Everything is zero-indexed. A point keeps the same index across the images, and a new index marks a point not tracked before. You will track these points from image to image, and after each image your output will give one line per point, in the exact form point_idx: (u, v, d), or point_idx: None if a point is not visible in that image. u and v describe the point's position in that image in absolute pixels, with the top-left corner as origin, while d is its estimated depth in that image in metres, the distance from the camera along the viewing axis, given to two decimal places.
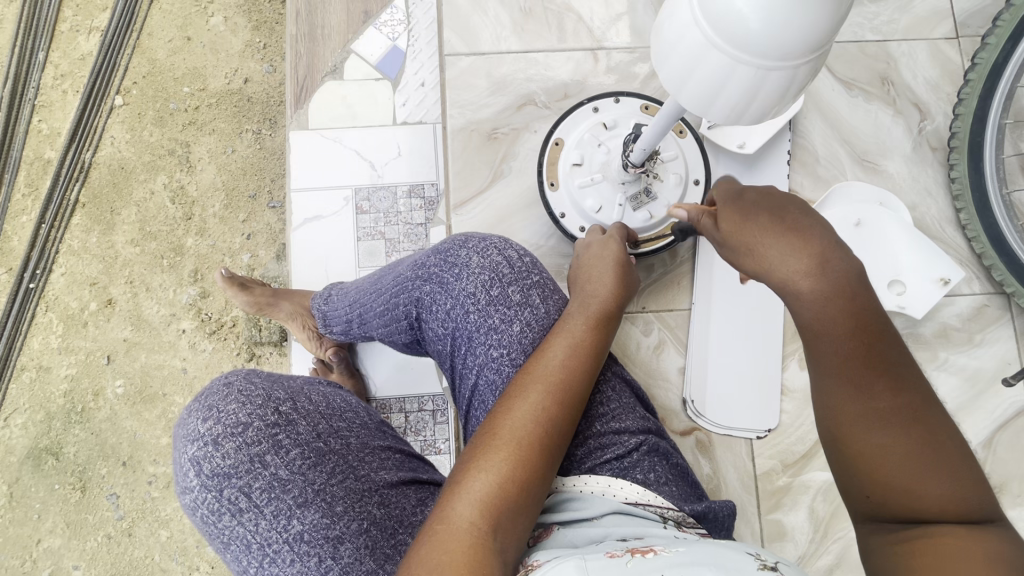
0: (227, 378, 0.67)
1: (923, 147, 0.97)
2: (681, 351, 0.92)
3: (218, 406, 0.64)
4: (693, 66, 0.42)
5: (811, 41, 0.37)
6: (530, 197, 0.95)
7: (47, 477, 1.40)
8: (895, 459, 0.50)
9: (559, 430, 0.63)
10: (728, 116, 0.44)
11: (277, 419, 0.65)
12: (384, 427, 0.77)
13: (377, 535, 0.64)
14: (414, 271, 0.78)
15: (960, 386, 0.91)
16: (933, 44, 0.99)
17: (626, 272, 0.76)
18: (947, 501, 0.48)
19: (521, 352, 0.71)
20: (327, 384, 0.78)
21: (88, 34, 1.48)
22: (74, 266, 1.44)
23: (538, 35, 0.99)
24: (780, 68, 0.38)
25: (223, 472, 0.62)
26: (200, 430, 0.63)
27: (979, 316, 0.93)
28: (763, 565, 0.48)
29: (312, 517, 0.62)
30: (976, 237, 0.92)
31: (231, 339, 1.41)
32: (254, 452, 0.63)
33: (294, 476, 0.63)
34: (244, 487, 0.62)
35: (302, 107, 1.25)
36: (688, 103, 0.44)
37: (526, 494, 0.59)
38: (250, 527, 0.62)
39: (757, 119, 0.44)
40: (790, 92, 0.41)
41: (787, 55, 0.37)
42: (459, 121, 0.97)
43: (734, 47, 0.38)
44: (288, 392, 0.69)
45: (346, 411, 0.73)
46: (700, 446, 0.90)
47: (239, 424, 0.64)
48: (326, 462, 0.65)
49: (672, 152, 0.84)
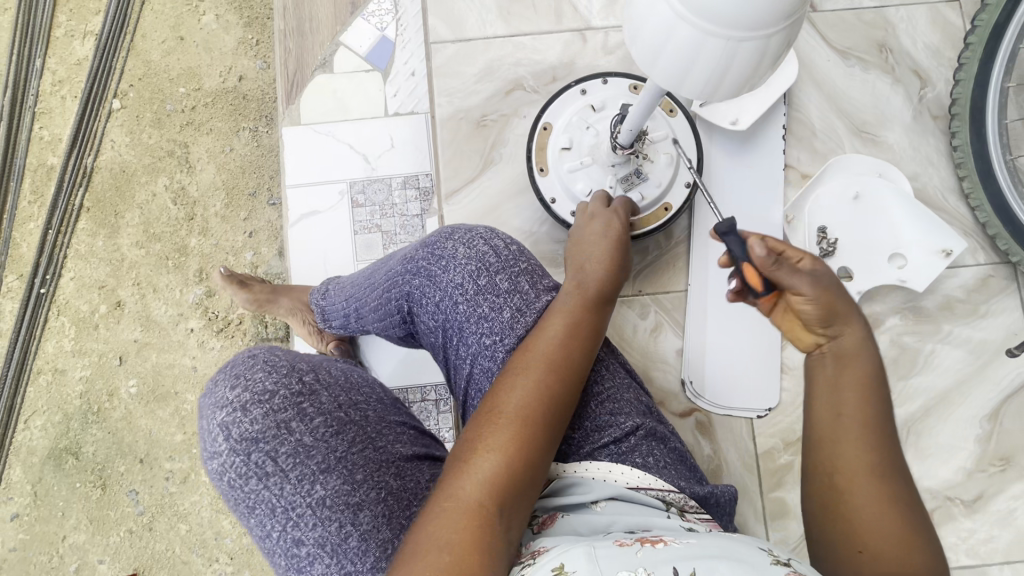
0: (252, 351, 0.68)
1: (924, 115, 0.94)
2: (679, 333, 0.92)
3: (245, 374, 0.65)
4: (663, 43, 0.41)
5: (781, 9, 0.36)
6: (522, 183, 0.95)
7: (68, 476, 1.44)
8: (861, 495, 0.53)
9: (560, 405, 0.62)
10: (701, 92, 0.43)
11: (302, 388, 0.66)
12: (398, 403, 0.78)
13: (395, 505, 0.64)
14: (404, 264, 0.78)
15: (965, 359, 0.90)
16: (933, 8, 0.96)
17: (622, 249, 0.75)
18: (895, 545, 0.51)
19: (514, 338, 0.71)
20: (342, 360, 0.78)
21: (83, 38, 1.49)
22: (82, 270, 1.46)
23: (525, 18, 0.97)
24: (751, 39, 0.37)
25: (250, 436, 0.62)
26: (228, 398, 0.63)
27: (984, 287, 0.91)
28: (775, 559, 0.48)
29: (334, 483, 0.62)
30: (979, 206, 0.90)
31: (238, 336, 1.43)
32: (280, 418, 0.63)
33: (317, 442, 0.63)
34: (271, 451, 0.62)
35: (293, 103, 1.24)
36: (660, 79, 0.43)
37: (530, 468, 0.58)
38: (276, 491, 0.62)
39: (732, 94, 0.43)
40: (762, 65, 0.40)
41: (757, 24, 0.37)
42: (447, 109, 0.96)
43: (703, 19, 0.37)
44: (310, 364, 0.69)
45: (364, 386, 0.74)
46: (699, 427, 0.90)
47: (265, 391, 0.64)
48: (348, 430, 0.66)
49: (661, 131, 0.83)
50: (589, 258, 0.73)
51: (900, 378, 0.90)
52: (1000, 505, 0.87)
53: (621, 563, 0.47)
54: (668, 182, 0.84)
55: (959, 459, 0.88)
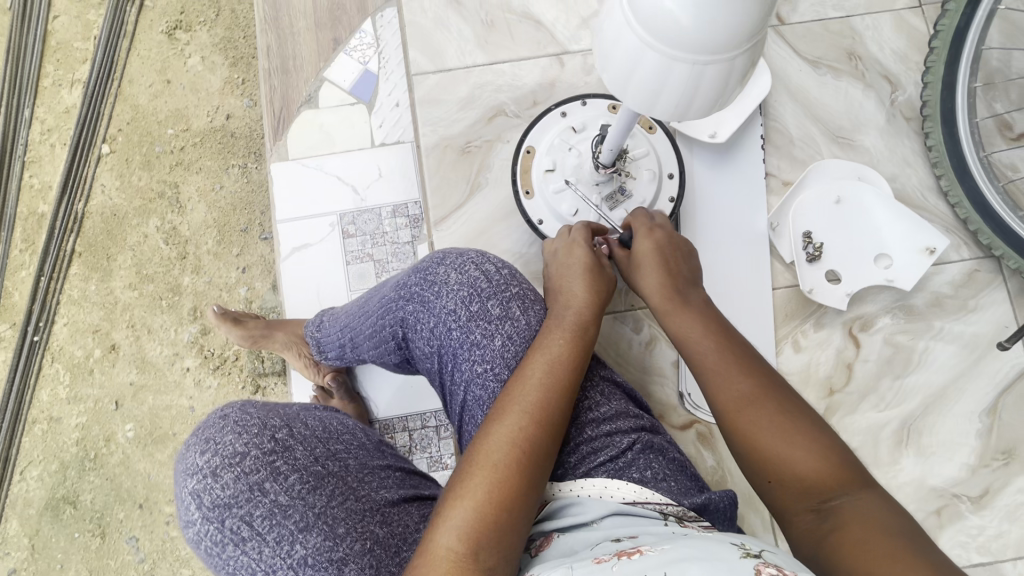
0: (223, 410, 0.67)
1: (897, 118, 0.97)
2: (674, 344, 0.92)
3: (215, 438, 0.64)
4: (632, 68, 0.42)
5: (741, 32, 0.37)
6: (509, 206, 0.96)
7: (66, 527, 1.41)
8: (760, 430, 0.59)
9: (540, 449, 0.62)
10: (673, 113, 0.44)
11: (274, 446, 0.65)
12: (383, 446, 0.76)
13: (382, 554, 0.63)
14: (397, 291, 0.78)
15: (959, 354, 0.90)
16: (897, 15, 0.99)
17: (598, 277, 0.75)
18: (806, 465, 0.57)
19: (504, 366, 0.71)
20: (323, 409, 0.75)
21: (71, 86, 1.51)
22: (75, 315, 1.46)
23: (502, 46, 1.00)
24: (716, 62, 0.39)
25: (223, 502, 0.62)
26: (198, 463, 0.63)
27: (970, 282, 0.92)
28: (746, 553, 0.49)
29: (315, 541, 0.61)
30: (959, 203, 0.92)
31: (235, 373, 1.42)
32: (253, 480, 0.62)
33: (294, 500, 0.62)
34: (246, 516, 0.62)
35: (280, 139, 1.26)
36: (632, 101, 0.45)
37: (508, 515, 0.57)
38: (254, 556, 0.61)
39: (703, 115, 0.44)
40: (729, 86, 0.42)
41: (719, 48, 0.38)
42: (432, 138, 0.97)
43: (668, 45, 0.39)
44: (284, 419, 0.68)
45: (344, 433, 0.72)
46: (701, 438, 0.90)
47: (236, 454, 0.63)
48: (326, 484, 0.64)
49: (643, 149, 0.85)
50: (570, 290, 0.74)
51: (897, 376, 0.90)
52: (1007, 499, 0.87)
53: None
54: (652, 198, 0.85)
55: (962, 456, 0.88)
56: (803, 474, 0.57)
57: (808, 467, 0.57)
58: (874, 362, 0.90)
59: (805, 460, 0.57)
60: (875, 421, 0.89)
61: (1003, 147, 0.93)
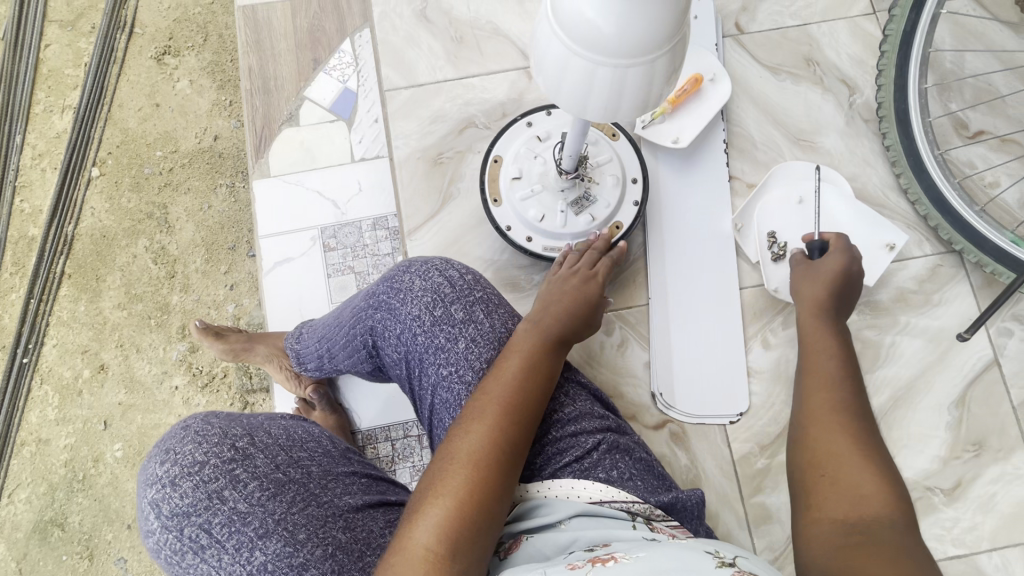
0: (185, 421, 0.69)
1: (856, 120, 0.99)
2: (645, 346, 0.93)
3: (175, 448, 0.65)
4: (561, 72, 0.44)
5: (657, 36, 0.40)
6: (481, 214, 0.98)
7: (54, 549, 1.41)
8: (834, 431, 0.62)
9: (516, 446, 0.63)
10: (605, 115, 0.47)
11: (234, 454, 0.66)
12: (349, 453, 0.77)
13: (344, 560, 0.63)
14: (366, 300, 0.80)
15: (926, 348, 0.92)
16: (852, 22, 1.03)
17: (585, 296, 0.79)
18: (861, 480, 0.57)
19: (468, 369, 0.72)
20: (289, 417, 0.78)
21: (61, 112, 1.55)
22: (64, 336, 1.47)
23: (472, 60, 1.03)
24: (638, 65, 0.41)
25: (182, 511, 0.63)
26: (158, 473, 0.64)
27: (934, 276, 0.94)
28: (721, 561, 0.49)
29: (274, 547, 0.62)
30: (918, 200, 0.94)
31: (223, 390, 1.43)
32: (211, 488, 0.63)
33: (253, 508, 0.63)
34: (205, 524, 0.63)
35: (263, 156, 1.29)
36: (567, 105, 0.47)
37: (483, 513, 0.59)
38: (214, 563, 0.63)
39: (633, 114, 0.47)
40: (654, 87, 0.44)
41: (640, 52, 0.41)
42: (406, 150, 1.00)
43: (591, 50, 0.41)
44: (245, 428, 0.69)
45: (308, 442, 0.73)
46: (674, 438, 0.91)
47: (196, 463, 0.64)
48: (286, 491, 0.65)
49: (605, 155, 0.88)
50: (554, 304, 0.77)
51: (865, 371, 0.91)
52: (980, 491, 0.87)
53: None
54: (616, 202, 0.88)
55: (933, 448, 0.89)
56: (856, 482, 0.57)
57: (860, 481, 0.57)
58: None
59: (862, 474, 0.57)
60: None
61: (960, 144, 0.95)
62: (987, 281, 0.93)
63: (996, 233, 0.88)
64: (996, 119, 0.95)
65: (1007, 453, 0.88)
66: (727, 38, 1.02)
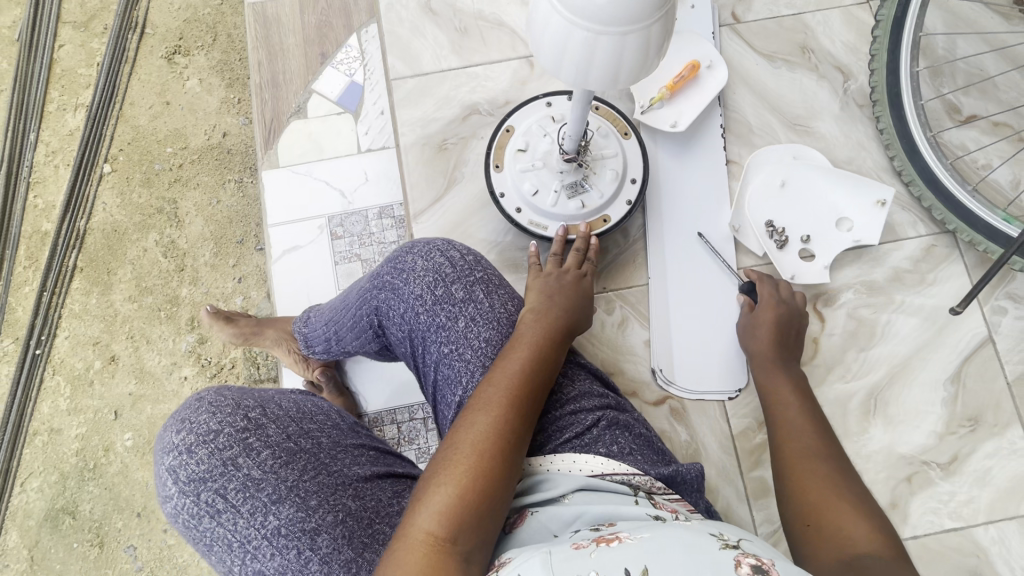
0: (200, 394, 0.71)
1: (850, 105, 1.02)
2: (645, 324, 0.96)
3: (191, 418, 0.68)
4: (544, 27, 0.47)
5: (632, 10, 0.43)
6: (484, 198, 1.01)
7: (66, 537, 1.43)
8: (817, 480, 0.66)
9: (518, 437, 0.65)
10: (578, 79, 0.50)
11: (247, 424, 0.68)
12: (357, 427, 0.80)
13: (354, 526, 0.66)
14: (371, 281, 0.83)
15: (921, 326, 0.93)
16: (845, 11, 1.06)
17: (581, 298, 0.82)
18: (848, 525, 0.59)
19: (469, 347, 0.75)
20: (298, 392, 0.80)
21: (74, 111, 1.59)
22: (76, 328, 1.50)
23: (476, 51, 1.06)
24: (614, 33, 0.44)
25: (198, 477, 0.65)
26: (174, 442, 0.67)
27: (928, 256, 0.96)
28: (725, 544, 0.51)
29: (287, 512, 0.65)
30: (911, 182, 0.96)
31: (231, 380, 1.46)
32: (226, 456, 0.66)
33: (266, 474, 0.66)
34: (220, 489, 0.65)
35: (271, 148, 1.32)
36: (546, 61, 0.50)
37: (486, 499, 0.60)
38: (229, 527, 0.65)
39: (605, 85, 0.50)
40: (625, 61, 0.47)
41: (616, 20, 0.43)
42: (411, 137, 1.03)
43: (572, 9, 0.44)
44: (257, 401, 0.72)
45: (318, 415, 0.76)
46: (674, 413, 0.93)
47: (210, 432, 0.67)
48: (298, 460, 0.68)
49: (611, 149, 0.91)
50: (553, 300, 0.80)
51: (862, 349, 0.93)
52: (977, 465, 0.89)
53: (575, 566, 0.49)
54: (610, 195, 0.91)
55: (929, 423, 0.90)
56: (846, 527, 0.59)
57: (850, 529, 0.59)
58: (840, 335, 0.94)
59: (850, 523, 0.59)
60: (843, 392, 0.92)
61: (953, 127, 0.98)
62: (980, 260, 0.95)
63: (989, 212, 0.91)
64: (988, 102, 0.98)
65: (1002, 428, 0.90)
66: (724, 26, 1.05)
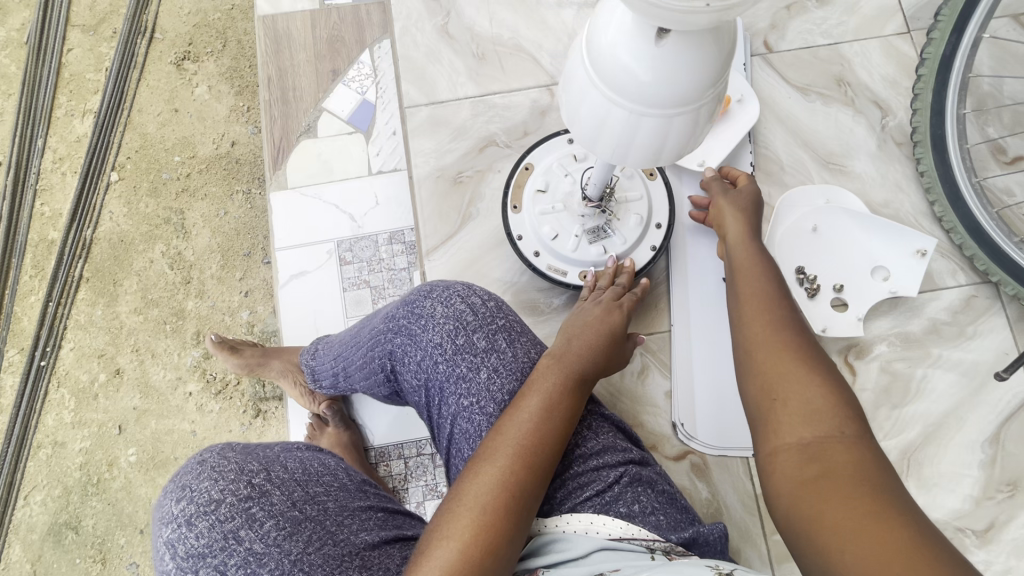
0: (201, 455, 0.68)
1: (888, 143, 0.96)
2: (666, 373, 0.92)
3: (192, 484, 0.64)
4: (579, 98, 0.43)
5: (681, 94, 0.38)
6: (501, 235, 0.97)
7: (68, 552, 1.41)
8: (776, 350, 0.59)
9: (527, 491, 0.60)
10: (612, 154, 0.45)
11: (250, 492, 0.64)
12: (365, 485, 0.76)
13: None
14: (386, 323, 0.79)
15: (959, 382, 0.88)
16: (885, 41, 1.00)
17: (615, 342, 0.77)
18: (808, 396, 0.53)
19: (491, 401, 0.71)
20: (305, 447, 0.77)
21: (82, 116, 1.56)
22: (81, 339, 1.48)
23: (494, 77, 1.02)
24: (656, 115, 0.40)
25: (197, 552, 0.62)
26: (173, 512, 0.63)
27: (968, 308, 0.91)
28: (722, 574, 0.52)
29: None
30: (953, 229, 0.91)
31: (236, 398, 1.43)
32: (227, 528, 0.62)
33: (269, 548, 0.62)
34: (219, 565, 0.61)
35: (280, 167, 1.28)
36: (579, 132, 0.45)
37: (490, 560, 0.57)
38: None
39: (642, 162, 0.45)
40: (667, 142, 0.42)
41: (660, 102, 0.39)
42: (425, 168, 0.99)
43: (611, 87, 0.40)
44: (262, 463, 0.68)
45: (324, 474, 0.72)
46: (695, 469, 0.88)
47: (211, 501, 0.63)
48: (303, 530, 0.64)
49: (637, 192, 0.86)
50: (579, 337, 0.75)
51: (895, 406, 0.88)
52: (1015, 533, 0.84)
53: None
54: (633, 241, 0.86)
55: (965, 487, 0.86)
56: (809, 396, 0.53)
57: (811, 401, 0.53)
58: (872, 390, 0.89)
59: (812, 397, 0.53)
60: None
61: (998, 172, 0.92)
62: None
63: None
64: None
65: None
66: (756, 57, 1.00)
